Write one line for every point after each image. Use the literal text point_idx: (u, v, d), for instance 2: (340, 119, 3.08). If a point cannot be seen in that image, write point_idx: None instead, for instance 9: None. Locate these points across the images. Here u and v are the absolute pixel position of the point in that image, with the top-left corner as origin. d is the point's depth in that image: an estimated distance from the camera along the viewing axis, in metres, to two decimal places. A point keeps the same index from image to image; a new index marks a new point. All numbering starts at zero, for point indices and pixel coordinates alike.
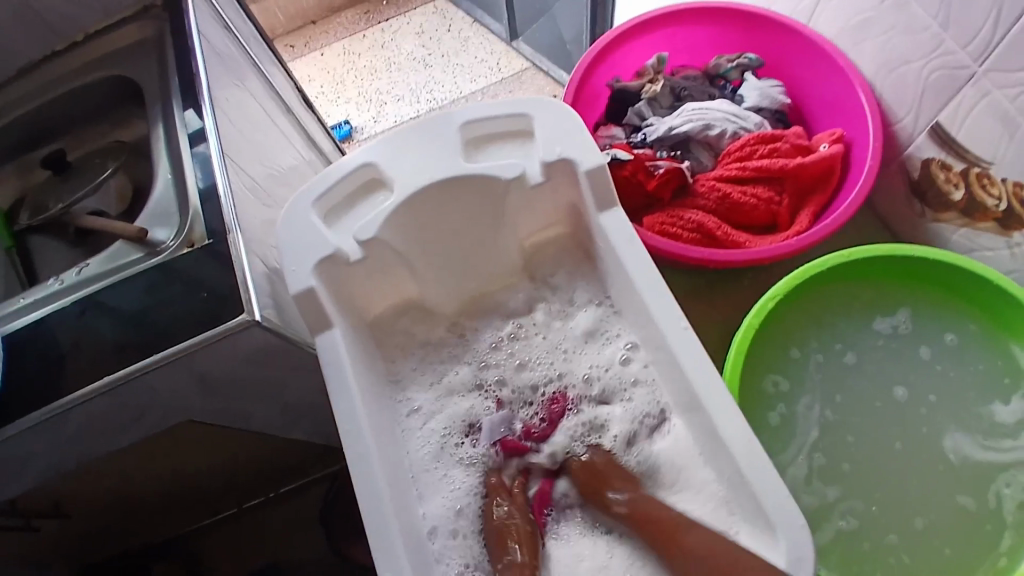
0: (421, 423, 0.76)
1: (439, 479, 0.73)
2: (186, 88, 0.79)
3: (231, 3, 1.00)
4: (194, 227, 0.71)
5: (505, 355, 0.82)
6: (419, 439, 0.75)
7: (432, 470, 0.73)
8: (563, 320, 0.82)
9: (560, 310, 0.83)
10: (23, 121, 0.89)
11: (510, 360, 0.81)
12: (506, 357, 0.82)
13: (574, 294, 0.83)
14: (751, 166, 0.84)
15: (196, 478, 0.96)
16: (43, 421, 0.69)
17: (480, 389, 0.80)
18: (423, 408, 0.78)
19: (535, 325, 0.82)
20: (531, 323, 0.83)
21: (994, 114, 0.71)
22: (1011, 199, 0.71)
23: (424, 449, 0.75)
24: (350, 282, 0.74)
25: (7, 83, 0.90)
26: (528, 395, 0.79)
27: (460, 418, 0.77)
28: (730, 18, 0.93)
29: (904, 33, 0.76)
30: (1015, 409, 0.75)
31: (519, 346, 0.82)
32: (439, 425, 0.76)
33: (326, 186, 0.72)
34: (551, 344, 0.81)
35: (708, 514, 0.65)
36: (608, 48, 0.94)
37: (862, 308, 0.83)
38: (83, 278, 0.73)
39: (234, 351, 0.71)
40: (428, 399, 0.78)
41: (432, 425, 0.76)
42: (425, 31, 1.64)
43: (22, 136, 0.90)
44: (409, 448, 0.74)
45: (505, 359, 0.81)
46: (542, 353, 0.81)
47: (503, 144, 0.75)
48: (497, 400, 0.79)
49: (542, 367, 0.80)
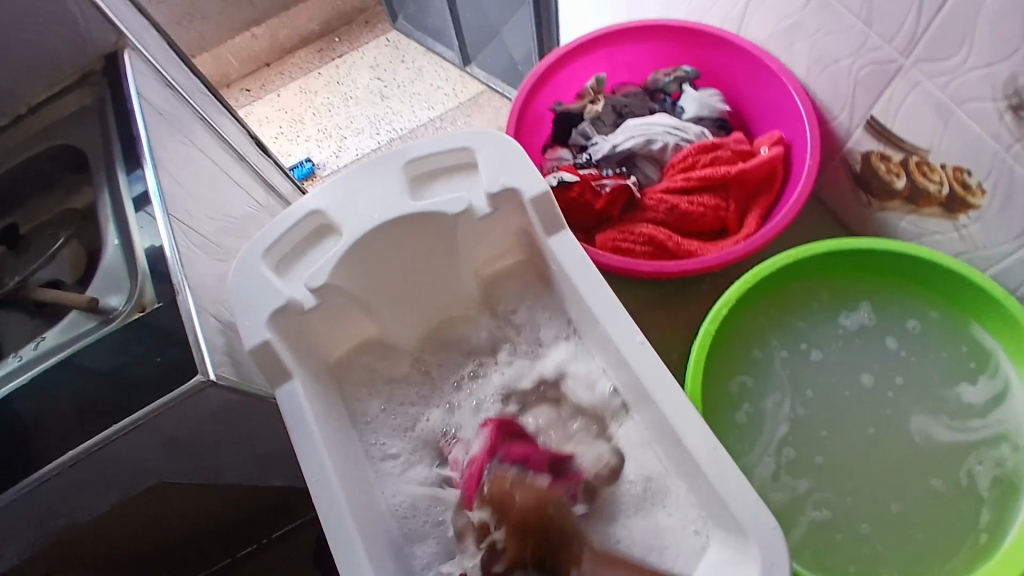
0: (398, 469, 0.76)
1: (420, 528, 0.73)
2: (128, 153, 0.79)
3: (171, 61, 1.00)
4: (145, 290, 0.71)
5: (467, 396, 0.82)
6: (395, 486, 0.75)
7: (413, 516, 0.74)
8: (530, 358, 0.82)
9: (528, 349, 0.83)
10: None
11: (469, 401, 0.82)
12: (467, 398, 0.82)
13: (541, 329, 0.83)
14: (695, 176, 0.85)
15: (182, 534, 0.95)
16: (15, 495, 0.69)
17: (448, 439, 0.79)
18: (398, 454, 0.77)
19: (497, 364, 0.83)
20: (494, 363, 0.84)
21: (927, 103, 0.71)
22: (952, 183, 0.73)
23: (405, 493, 0.75)
24: (309, 329, 0.75)
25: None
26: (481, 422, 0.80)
27: (436, 466, 0.77)
28: (665, 34, 0.94)
29: (831, 33, 0.77)
30: (984, 390, 0.75)
31: (478, 385, 0.83)
32: (419, 473, 0.76)
33: (273, 238, 0.72)
34: (509, 377, 0.82)
35: (686, 545, 0.66)
36: (548, 71, 0.95)
37: (823, 307, 0.83)
38: (42, 351, 0.72)
39: (194, 412, 0.71)
40: (403, 445, 0.78)
41: (409, 473, 0.76)
42: (378, 63, 1.65)
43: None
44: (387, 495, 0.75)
45: (466, 400, 0.82)
46: (500, 388, 0.82)
47: (446, 179, 0.76)
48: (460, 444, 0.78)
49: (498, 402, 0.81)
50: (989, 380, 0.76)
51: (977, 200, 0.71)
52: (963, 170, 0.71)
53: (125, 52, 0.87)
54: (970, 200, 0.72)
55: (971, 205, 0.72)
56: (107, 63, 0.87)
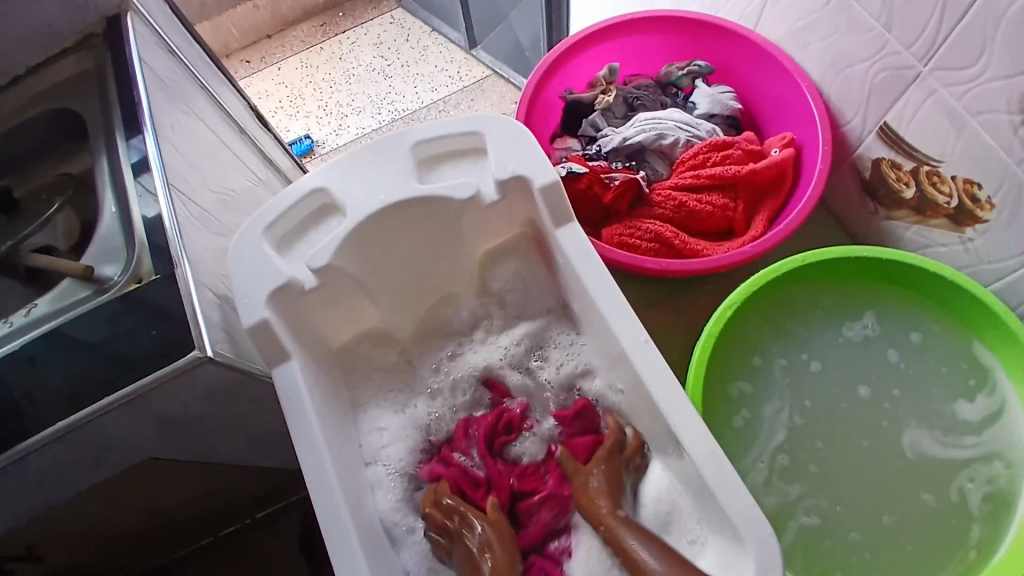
0: (381, 445, 0.77)
1: (399, 504, 0.74)
2: (128, 118, 0.77)
3: (172, 25, 0.97)
4: (142, 261, 0.68)
5: (445, 378, 0.83)
6: (378, 463, 0.76)
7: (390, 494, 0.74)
8: (501, 335, 0.84)
9: (501, 326, 0.84)
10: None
11: (446, 382, 0.83)
12: (444, 379, 0.83)
13: (526, 308, 0.84)
14: (705, 174, 0.85)
15: (169, 511, 0.94)
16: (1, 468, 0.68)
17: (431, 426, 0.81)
18: (386, 427, 0.79)
19: (469, 345, 0.84)
20: (470, 340, 0.85)
21: (941, 111, 0.71)
22: (962, 196, 0.73)
23: (385, 467, 0.76)
24: (309, 310, 0.74)
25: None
26: (457, 404, 0.82)
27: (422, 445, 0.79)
28: (680, 27, 0.93)
29: (849, 35, 0.76)
30: (981, 407, 0.76)
31: (455, 365, 0.83)
32: (398, 451, 0.77)
33: (276, 213, 0.70)
34: (484, 355, 0.83)
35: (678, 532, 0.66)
36: (561, 60, 0.94)
37: (826, 313, 0.83)
38: (32, 320, 0.70)
39: (191, 390, 0.70)
40: (393, 422, 0.79)
41: (392, 449, 0.77)
42: (383, 41, 1.62)
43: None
44: (370, 467, 0.75)
45: (443, 381, 0.83)
46: (478, 368, 0.83)
47: (454, 163, 0.74)
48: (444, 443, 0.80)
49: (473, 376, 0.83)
50: (987, 398, 0.76)
51: (985, 213, 0.71)
52: (973, 183, 0.71)
53: (126, 15, 0.84)
54: (978, 213, 0.72)
55: (979, 218, 0.72)
56: (109, 25, 0.85)
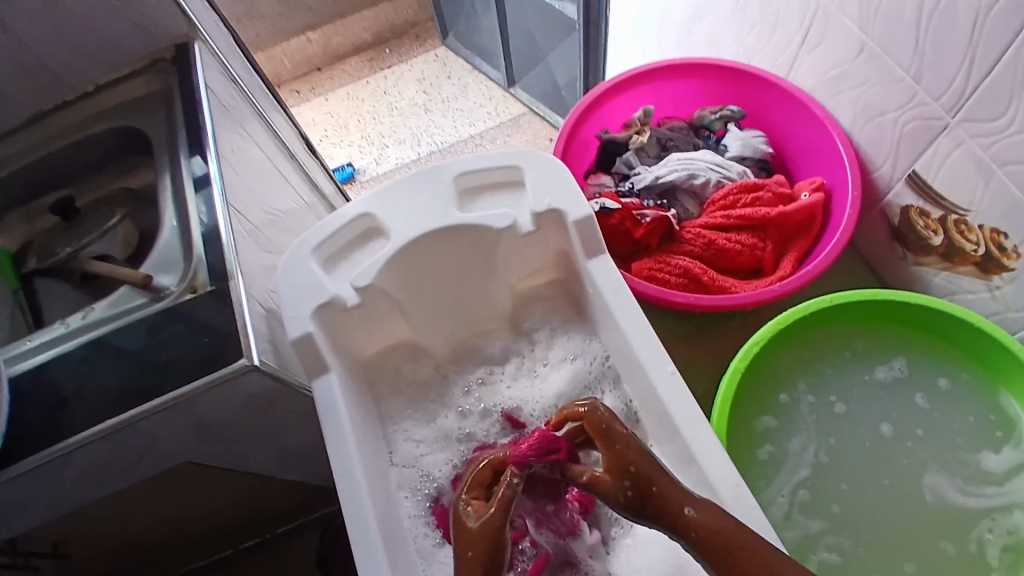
0: (419, 453, 0.79)
1: (421, 504, 0.76)
2: (192, 140, 0.82)
3: (235, 54, 1.03)
4: (198, 273, 0.74)
5: (475, 401, 0.84)
6: (416, 468, 0.78)
7: (421, 513, 0.75)
8: (532, 380, 0.84)
9: (530, 368, 0.85)
10: (21, 175, 0.91)
11: (478, 406, 0.83)
12: (476, 403, 0.84)
13: (553, 354, 0.84)
14: (735, 215, 0.87)
15: (195, 516, 0.97)
16: (42, 466, 0.69)
17: (458, 442, 0.81)
18: (424, 440, 0.81)
19: (503, 374, 0.85)
20: (502, 372, 0.85)
21: (969, 162, 0.72)
22: (989, 244, 0.73)
23: (422, 474, 0.78)
24: (349, 328, 0.77)
25: (16, 131, 0.91)
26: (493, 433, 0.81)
27: (457, 460, 0.80)
28: (711, 71, 0.96)
29: (881, 85, 0.78)
30: (1006, 459, 0.73)
31: (486, 392, 0.84)
32: (440, 460, 0.79)
33: (323, 235, 0.75)
34: (519, 394, 0.83)
35: None
36: (598, 101, 0.98)
37: (858, 359, 0.81)
38: (88, 323, 0.75)
39: (231, 396, 0.72)
40: (428, 433, 0.81)
41: (431, 459, 0.79)
42: (426, 77, 1.70)
43: (23, 186, 0.93)
44: (396, 467, 0.78)
45: (474, 405, 0.83)
46: (513, 401, 0.83)
47: (493, 194, 0.78)
48: (478, 447, 0.80)
49: (512, 403, 0.83)
50: (1013, 450, 0.73)
51: (1012, 261, 0.72)
52: (999, 232, 0.72)
53: (194, 43, 0.91)
54: (1004, 261, 0.73)
55: (1005, 266, 0.73)
56: (177, 52, 0.91)
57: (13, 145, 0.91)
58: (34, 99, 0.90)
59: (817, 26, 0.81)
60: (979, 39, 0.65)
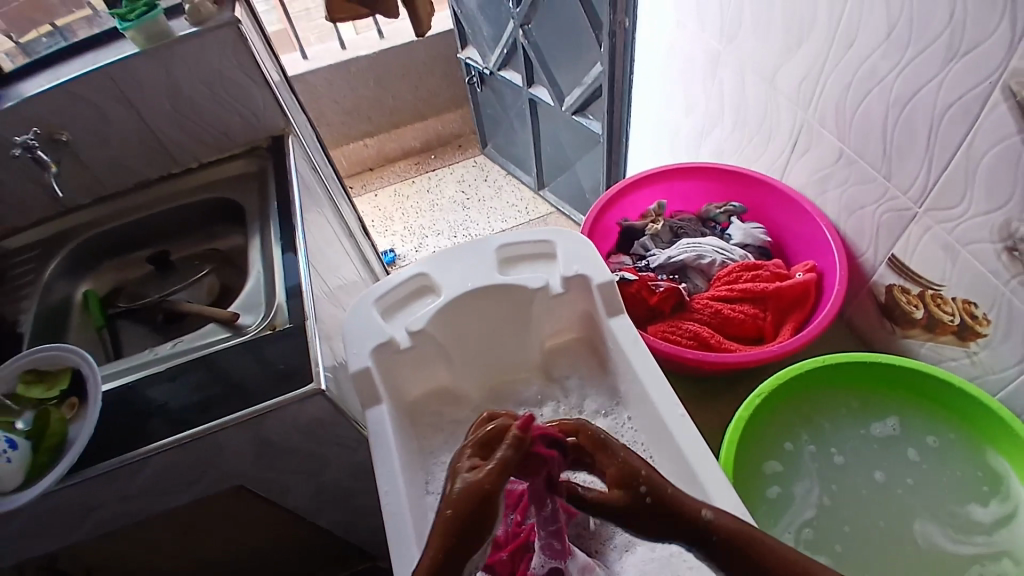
0: None
1: None
2: (282, 210, 0.99)
3: (317, 148, 1.24)
4: (278, 315, 0.87)
5: None
6: None
7: None
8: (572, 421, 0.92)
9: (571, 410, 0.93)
10: (126, 229, 1.08)
11: None
12: None
13: (586, 399, 0.93)
14: (738, 289, 1.00)
15: (226, 550, 1.04)
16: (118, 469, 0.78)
17: None
18: None
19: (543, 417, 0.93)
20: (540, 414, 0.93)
21: (938, 244, 0.83)
22: (963, 314, 0.83)
23: None
24: (401, 369, 0.89)
25: (126, 193, 1.09)
26: None
27: None
28: (716, 175, 1.13)
29: (858, 185, 0.93)
30: (994, 511, 0.79)
31: None
32: None
33: (385, 289, 0.89)
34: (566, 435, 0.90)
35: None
36: (619, 194, 1.15)
37: (855, 417, 0.89)
38: (175, 352, 0.88)
39: (296, 416, 0.83)
40: None
41: None
42: (465, 179, 1.96)
43: (124, 242, 1.09)
44: (431, 495, 0.85)
45: None
46: None
47: (531, 263, 0.92)
48: None
49: None
50: (1000, 504, 0.79)
51: (984, 327, 0.81)
52: (971, 303, 0.81)
53: (288, 137, 1.11)
54: (979, 329, 0.82)
55: (980, 333, 0.82)
56: (274, 143, 1.11)
57: (123, 204, 1.09)
58: (147, 167, 1.09)
59: (803, 138, 0.98)
60: (934, 143, 0.79)
